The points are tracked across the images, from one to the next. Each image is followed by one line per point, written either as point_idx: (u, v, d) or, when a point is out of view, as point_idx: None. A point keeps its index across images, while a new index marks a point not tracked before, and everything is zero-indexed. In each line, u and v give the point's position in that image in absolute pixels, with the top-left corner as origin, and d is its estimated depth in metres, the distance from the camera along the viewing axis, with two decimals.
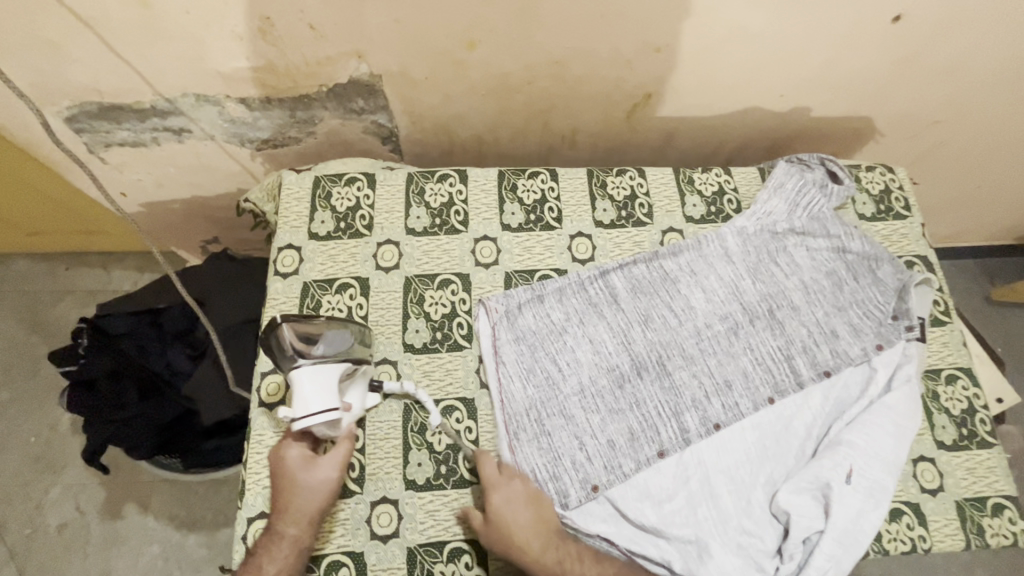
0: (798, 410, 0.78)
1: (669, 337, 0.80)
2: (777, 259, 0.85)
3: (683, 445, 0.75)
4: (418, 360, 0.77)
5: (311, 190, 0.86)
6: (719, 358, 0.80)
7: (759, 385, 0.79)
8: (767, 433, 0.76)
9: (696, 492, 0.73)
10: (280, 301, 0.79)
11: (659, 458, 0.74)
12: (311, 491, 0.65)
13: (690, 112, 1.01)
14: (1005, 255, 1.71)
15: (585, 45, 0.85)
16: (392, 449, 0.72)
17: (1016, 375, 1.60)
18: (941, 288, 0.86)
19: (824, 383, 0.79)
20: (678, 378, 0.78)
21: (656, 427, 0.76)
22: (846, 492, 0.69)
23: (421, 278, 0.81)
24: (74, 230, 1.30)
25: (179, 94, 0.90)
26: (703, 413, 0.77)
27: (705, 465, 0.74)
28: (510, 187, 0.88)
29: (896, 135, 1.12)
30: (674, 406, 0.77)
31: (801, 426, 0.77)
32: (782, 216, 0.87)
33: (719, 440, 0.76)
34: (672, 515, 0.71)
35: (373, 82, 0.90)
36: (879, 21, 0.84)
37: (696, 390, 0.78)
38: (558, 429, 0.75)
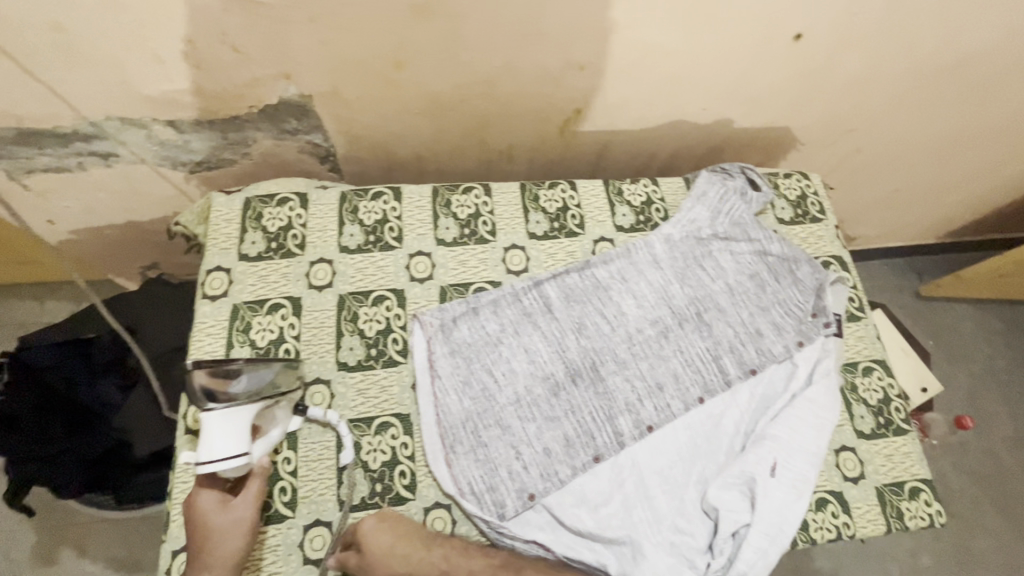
0: (728, 408, 0.80)
1: (602, 343, 0.82)
2: (702, 264, 0.89)
3: (618, 448, 0.76)
4: (352, 378, 0.77)
5: (242, 211, 0.85)
6: (650, 361, 0.82)
7: (689, 386, 0.81)
8: (699, 432, 0.79)
9: (631, 495, 0.74)
10: (208, 324, 0.77)
11: (594, 463, 0.75)
12: (224, 534, 0.62)
13: (620, 125, 1.05)
14: (931, 253, 1.82)
15: (512, 64, 0.87)
16: (325, 470, 0.71)
17: (949, 366, 1.70)
18: (855, 285, 0.92)
19: (750, 381, 0.82)
20: (612, 382, 0.80)
21: (591, 433, 0.77)
22: (771, 486, 0.72)
23: (355, 295, 0.81)
24: (10, 262, 1.25)
25: (101, 119, 0.88)
26: (636, 415, 0.78)
27: (639, 467, 0.76)
28: (444, 203, 0.89)
29: (815, 143, 1.19)
30: (608, 411, 0.78)
31: (730, 424, 0.80)
32: (705, 223, 0.91)
33: (653, 441, 0.77)
34: (608, 519, 0.72)
35: (304, 104, 0.90)
36: (782, 38, 0.90)
37: (629, 393, 0.80)
38: (495, 440, 0.75)
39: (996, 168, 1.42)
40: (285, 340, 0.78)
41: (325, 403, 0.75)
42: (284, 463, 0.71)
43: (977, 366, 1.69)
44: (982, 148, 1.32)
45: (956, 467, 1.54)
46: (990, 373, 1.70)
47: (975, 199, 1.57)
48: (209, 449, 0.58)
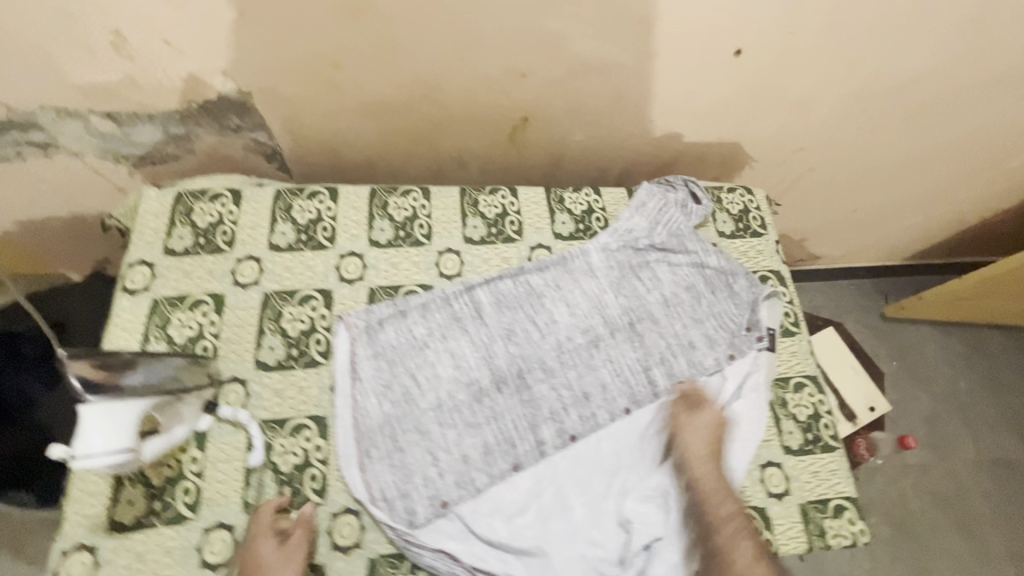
0: (656, 419, 0.80)
1: (531, 350, 0.81)
2: (639, 274, 0.89)
3: (538, 458, 0.75)
4: (270, 378, 0.75)
5: (172, 206, 0.84)
6: (578, 370, 0.81)
7: (616, 397, 0.80)
8: (623, 444, 0.77)
9: (548, 505, 0.73)
10: (125, 318, 0.76)
11: (513, 472, 0.74)
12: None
13: (570, 135, 1.05)
14: (897, 273, 1.83)
15: (454, 69, 0.87)
16: (233, 472, 0.70)
17: (912, 387, 1.69)
18: (792, 301, 0.92)
19: (679, 393, 0.82)
20: (537, 391, 0.79)
21: (511, 442, 0.76)
22: (688, 501, 0.73)
23: (280, 294, 0.80)
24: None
25: (36, 108, 0.87)
26: (560, 424, 0.77)
27: (559, 477, 0.74)
28: (381, 204, 0.88)
29: (768, 161, 1.20)
30: (531, 419, 0.77)
31: (657, 438, 0.78)
32: (643, 232, 0.91)
33: (574, 453, 0.76)
34: (523, 531, 0.71)
35: (243, 101, 0.89)
36: (723, 55, 0.90)
37: (554, 402, 0.79)
38: (413, 445, 0.73)
39: (954, 191, 1.43)
40: (204, 337, 0.76)
41: (239, 403, 0.73)
42: (190, 462, 0.69)
43: (937, 389, 1.70)
44: (936, 171, 1.34)
45: (915, 488, 1.53)
46: (952, 395, 1.70)
47: (936, 221, 1.58)
48: (86, 444, 0.54)
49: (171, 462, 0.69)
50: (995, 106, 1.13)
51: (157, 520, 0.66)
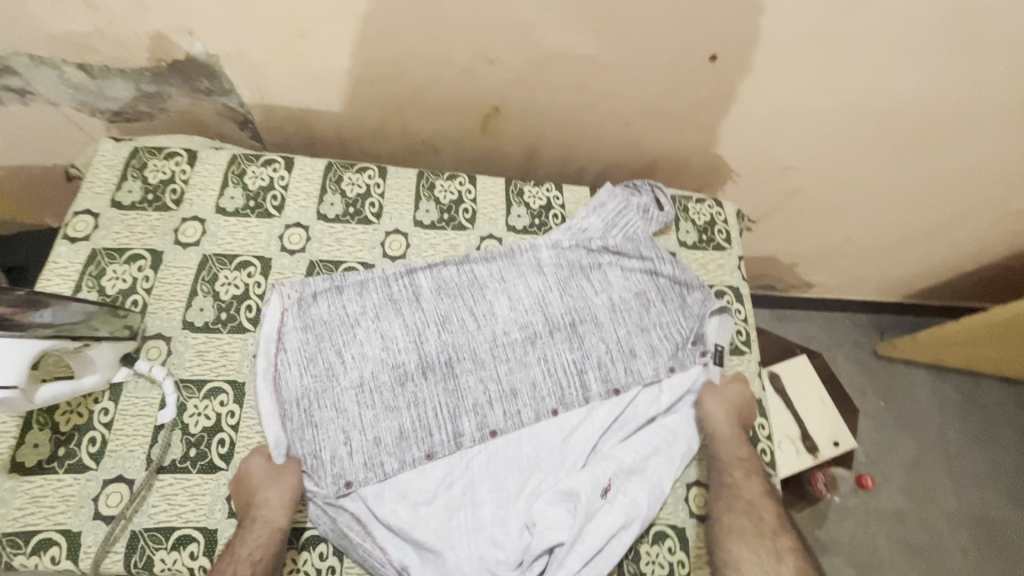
0: (584, 423, 0.78)
1: (463, 340, 0.79)
2: (589, 275, 0.86)
3: (454, 450, 0.73)
4: (194, 338, 0.75)
5: (127, 160, 0.84)
6: (510, 365, 0.79)
7: (545, 396, 0.78)
8: (544, 447, 0.76)
9: (456, 499, 0.71)
10: (62, 265, 0.76)
11: (425, 461, 0.72)
12: (271, 488, 0.67)
13: (544, 129, 1.03)
14: (898, 311, 1.72)
15: (420, 50, 0.87)
16: (141, 428, 0.69)
17: (899, 431, 1.59)
18: (746, 319, 0.90)
19: (612, 401, 0.80)
20: (463, 381, 0.77)
21: (429, 430, 0.74)
22: (597, 510, 0.72)
23: (219, 257, 0.80)
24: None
25: (11, 53, 0.88)
26: (482, 419, 0.76)
27: (473, 471, 0.73)
28: (335, 178, 0.87)
29: (751, 177, 1.16)
30: (453, 410, 0.75)
31: (582, 445, 0.76)
32: (597, 233, 0.89)
33: (492, 449, 0.75)
34: (428, 522, 0.69)
35: (211, 64, 0.89)
36: (698, 58, 0.88)
37: (479, 395, 0.77)
38: (324, 423, 0.72)
39: (957, 231, 1.34)
40: (136, 292, 0.76)
41: (160, 359, 0.73)
42: (101, 413, 0.69)
43: (926, 436, 1.60)
44: (934, 210, 1.26)
45: (890, 536, 1.45)
46: (940, 443, 1.59)
47: (936, 265, 1.50)
48: None
49: (81, 410, 0.69)
50: (996, 142, 1.05)
51: (58, 467, 0.66)
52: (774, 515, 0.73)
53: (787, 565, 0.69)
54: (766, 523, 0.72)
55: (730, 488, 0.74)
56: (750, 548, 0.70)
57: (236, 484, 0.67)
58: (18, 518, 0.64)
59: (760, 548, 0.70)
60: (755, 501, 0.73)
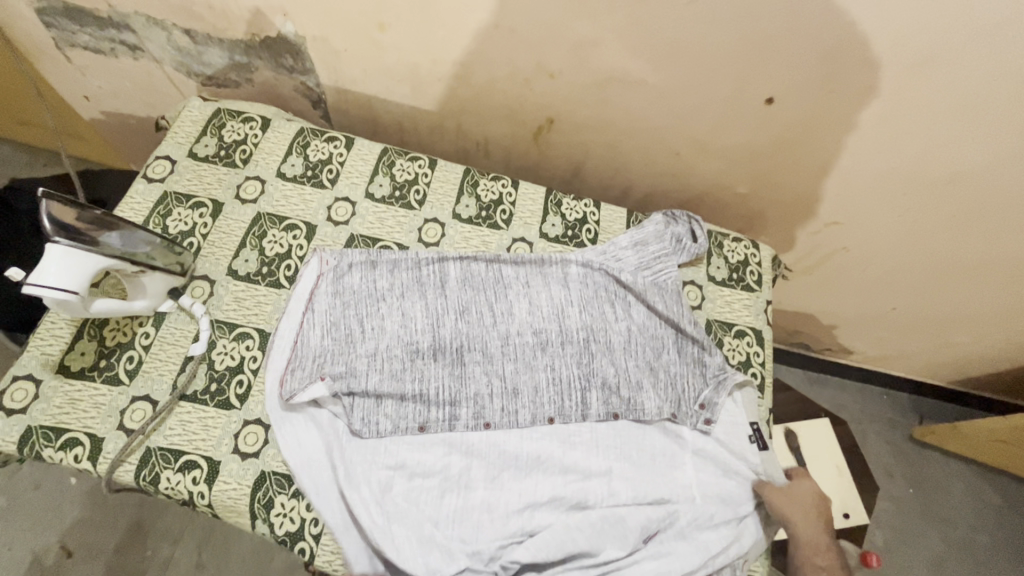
0: (584, 444, 0.78)
1: (477, 332, 0.82)
2: (612, 302, 0.87)
3: (445, 429, 0.76)
4: (235, 285, 0.81)
5: (209, 118, 0.94)
6: (516, 366, 0.81)
7: (544, 404, 0.80)
8: (544, 447, 0.77)
9: (451, 479, 0.73)
10: (136, 200, 0.85)
11: (418, 432, 0.75)
12: None
13: (593, 148, 1.07)
14: (940, 395, 1.62)
15: (486, 55, 0.92)
16: (174, 356, 0.76)
17: (922, 522, 1.49)
18: (763, 364, 0.89)
19: (609, 424, 0.80)
20: (469, 370, 0.80)
21: (428, 405, 0.77)
22: (641, 555, 0.73)
23: (271, 217, 0.87)
24: (12, 120, 1.43)
25: (131, 12, 1.00)
26: (479, 409, 0.78)
27: (471, 451, 0.76)
28: (388, 163, 0.93)
29: (795, 226, 1.15)
30: (454, 394, 0.78)
31: (583, 462, 0.77)
32: (629, 265, 0.90)
33: (494, 437, 0.77)
34: (404, 484, 0.72)
35: (299, 44, 0.98)
36: (753, 98, 0.89)
37: (482, 386, 0.79)
38: (333, 388, 0.74)
39: (1013, 323, 1.26)
40: (193, 235, 0.84)
41: (202, 298, 0.79)
42: (143, 336, 0.76)
43: (952, 531, 1.49)
44: (991, 294, 1.19)
45: None
46: (968, 545, 1.48)
47: (987, 354, 1.41)
48: (37, 274, 0.60)
49: (127, 330, 0.76)
50: None
51: (97, 376, 0.73)
52: None
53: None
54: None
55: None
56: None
57: None
58: (54, 414, 0.70)
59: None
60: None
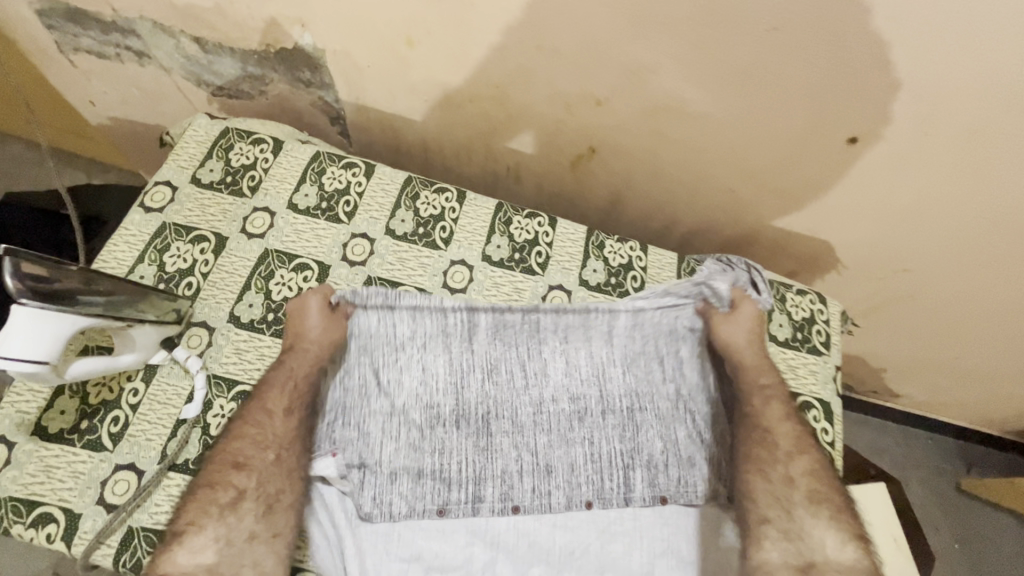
0: (625, 535, 0.70)
1: (507, 397, 0.73)
2: (662, 359, 0.77)
3: (469, 513, 0.68)
4: (236, 334, 0.72)
5: (216, 139, 0.84)
6: (550, 438, 0.72)
7: (581, 485, 0.71)
8: (578, 538, 0.69)
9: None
10: (132, 232, 0.76)
11: (436, 516, 0.68)
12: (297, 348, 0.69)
13: (638, 180, 0.96)
14: (1004, 449, 1.47)
15: (524, 76, 0.81)
16: (164, 416, 0.67)
17: None
18: (832, 443, 0.77)
19: (656, 508, 0.71)
20: (497, 442, 0.71)
21: (448, 484, 0.69)
22: None
23: (280, 255, 0.77)
24: (18, 123, 1.35)
25: (136, 16, 0.91)
26: (507, 489, 0.70)
27: (496, 542, 0.68)
28: (411, 195, 0.84)
29: (858, 273, 1.02)
30: (478, 472, 0.70)
31: (623, 552, 0.69)
32: (687, 315, 0.78)
33: (525, 525, 0.69)
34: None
35: (317, 57, 0.88)
36: (832, 136, 0.77)
37: (510, 462, 0.71)
38: (343, 459, 0.67)
39: None
40: (192, 274, 0.75)
41: (199, 349, 0.71)
42: (130, 393, 0.67)
43: None
44: None
45: None
46: None
47: None
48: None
49: (113, 385, 0.67)
50: None
51: (77, 439, 0.64)
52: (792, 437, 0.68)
53: (848, 551, 0.60)
54: (793, 469, 0.66)
55: (762, 433, 0.69)
56: (780, 504, 0.64)
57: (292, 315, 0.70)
58: (26, 483, 0.62)
59: (789, 522, 0.63)
60: (773, 428, 0.69)
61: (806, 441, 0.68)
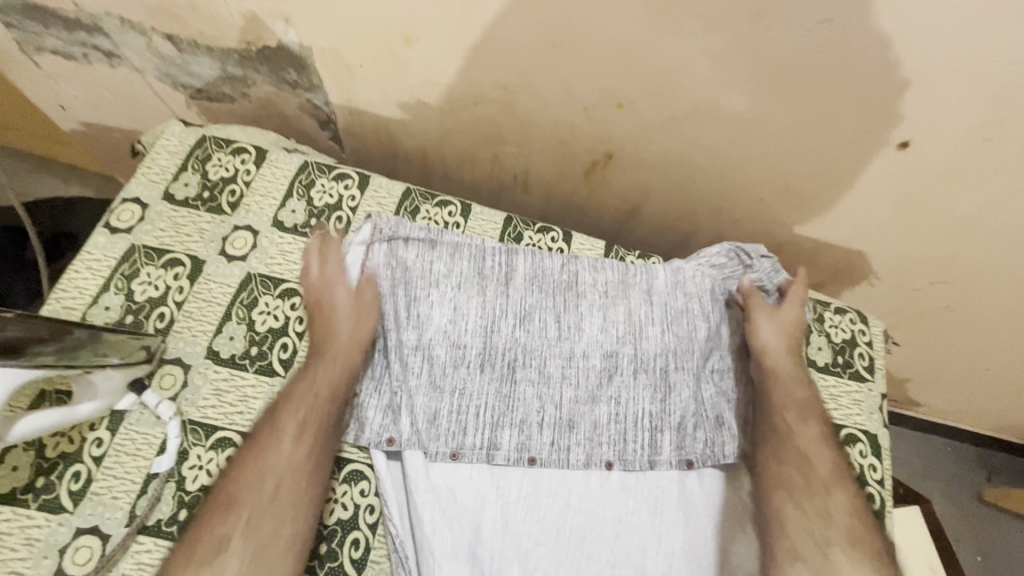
0: (643, 532, 0.64)
1: (536, 345, 0.69)
2: (702, 317, 0.71)
3: (482, 460, 0.64)
4: (216, 373, 0.64)
5: (191, 148, 0.76)
6: (577, 394, 0.68)
7: (603, 445, 0.67)
8: (592, 496, 0.65)
9: (487, 519, 0.62)
10: (95, 257, 0.68)
11: (449, 460, 0.64)
12: (337, 346, 0.63)
13: (658, 188, 0.88)
14: None
15: (534, 76, 0.73)
16: (133, 471, 0.58)
17: None
18: (881, 480, 0.70)
19: (681, 474, 0.67)
20: (520, 391, 0.67)
21: (464, 427, 0.65)
22: None
23: (264, 279, 0.69)
24: None
25: (102, 13, 0.82)
26: (525, 439, 0.66)
27: (506, 492, 0.64)
28: (411, 210, 0.75)
29: (893, 286, 0.94)
30: (496, 417, 0.66)
31: (643, 553, 0.63)
32: (723, 277, 0.74)
33: (538, 477, 0.65)
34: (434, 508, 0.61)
35: (303, 56, 0.79)
36: (880, 142, 0.68)
37: (531, 413, 0.67)
38: (382, 402, 0.65)
39: None
40: (164, 303, 0.66)
41: (172, 391, 0.62)
42: (93, 445, 0.59)
43: None
44: None
45: None
46: None
47: None
48: None
49: (73, 436, 0.59)
50: None
51: (32, 500, 0.56)
52: (830, 466, 0.64)
53: None
54: (832, 501, 0.62)
55: (798, 454, 0.64)
56: (816, 541, 0.59)
57: (322, 311, 0.65)
58: None
59: (825, 564, 0.58)
60: (808, 451, 0.65)
61: (843, 470, 0.64)
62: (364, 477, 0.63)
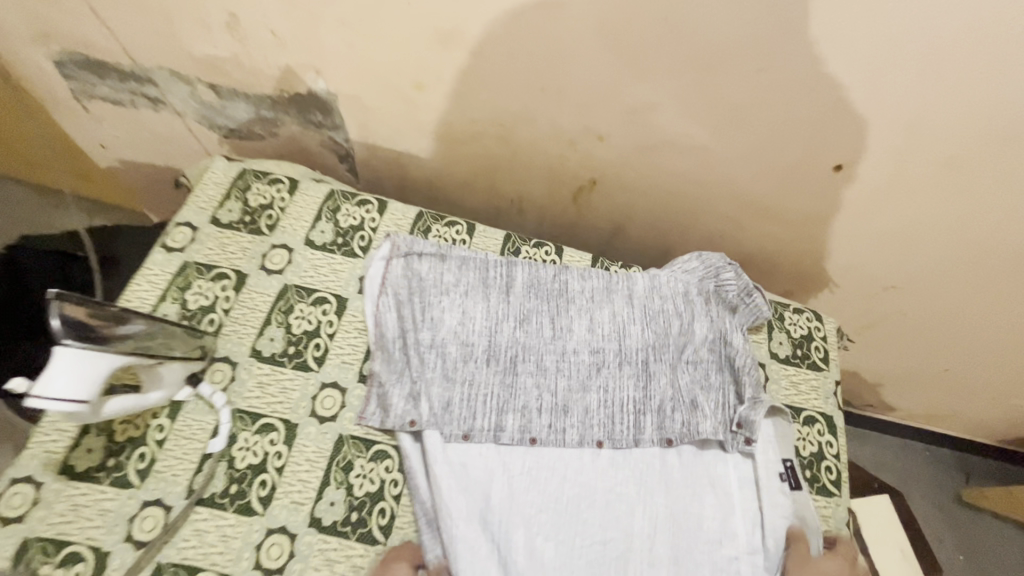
0: (631, 500, 0.73)
1: (534, 343, 0.80)
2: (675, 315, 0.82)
3: (490, 440, 0.74)
4: (259, 369, 0.74)
5: (233, 180, 0.88)
6: (571, 383, 0.78)
7: (594, 426, 0.77)
8: (585, 468, 0.75)
9: (495, 489, 0.71)
10: (154, 272, 0.78)
11: (461, 440, 0.74)
12: None
13: (637, 208, 1.00)
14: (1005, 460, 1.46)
15: (528, 114, 0.86)
16: (190, 451, 0.68)
17: None
18: (837, 455, 0.80)
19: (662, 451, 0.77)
20: (521, 381, 0.78)
21: (474, 413, 0.75)
22: None
23: (299, 289, 0.80)
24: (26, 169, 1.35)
25: (154, 66, 0.95)
26: (526, 422, 0.76)
27: (511, 466, 0.73)
28: (423, 229, 0.87)
29: (850, 292, 1.06)
30: (501, 404, 0.76)
31: (632, 519, 0.72)
32: (693, 280, 0.85)
33: (539, 454, 0.75)
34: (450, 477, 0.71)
35: (329, 100, 0.93)
36: (820, 164, 0.81)
37: (531, 400, 0.77)
38: (402, 391, 0.75)
39: None
40: (214, 310, 0.77)
41: (222, 384, 0.72)
42: (156, 430, 0.69)
43: None
44: None
45: None
46: None
47: None
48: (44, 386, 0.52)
49: (138, 423, 0.69)
50: None
51: (104, 477, 0.65)
52: None
53: None
54: None
55: None
56: None
57: None
58: (54, 524, 0.62)
59: None
60: None
61: None
62: (388, 455, 0.72)
